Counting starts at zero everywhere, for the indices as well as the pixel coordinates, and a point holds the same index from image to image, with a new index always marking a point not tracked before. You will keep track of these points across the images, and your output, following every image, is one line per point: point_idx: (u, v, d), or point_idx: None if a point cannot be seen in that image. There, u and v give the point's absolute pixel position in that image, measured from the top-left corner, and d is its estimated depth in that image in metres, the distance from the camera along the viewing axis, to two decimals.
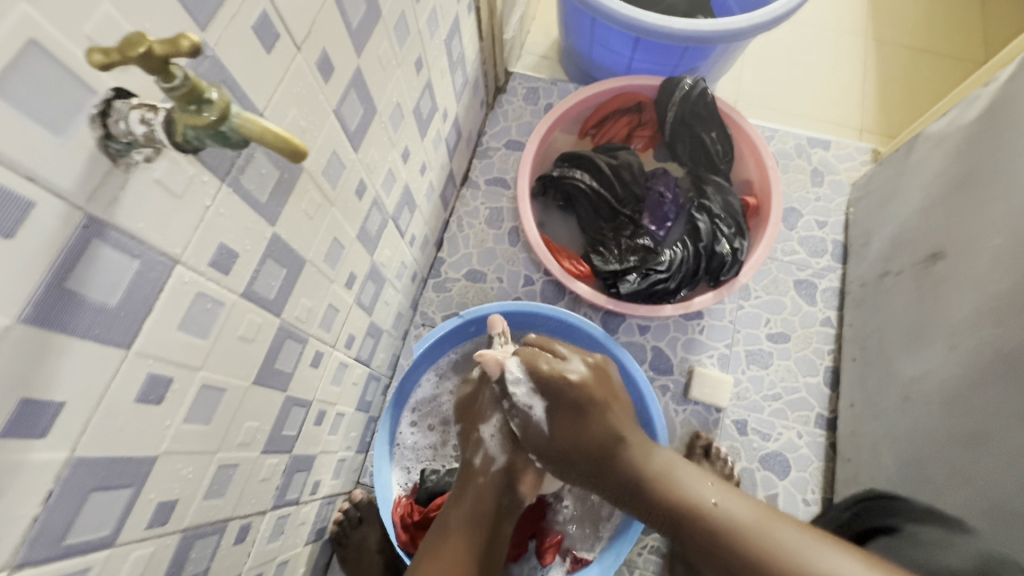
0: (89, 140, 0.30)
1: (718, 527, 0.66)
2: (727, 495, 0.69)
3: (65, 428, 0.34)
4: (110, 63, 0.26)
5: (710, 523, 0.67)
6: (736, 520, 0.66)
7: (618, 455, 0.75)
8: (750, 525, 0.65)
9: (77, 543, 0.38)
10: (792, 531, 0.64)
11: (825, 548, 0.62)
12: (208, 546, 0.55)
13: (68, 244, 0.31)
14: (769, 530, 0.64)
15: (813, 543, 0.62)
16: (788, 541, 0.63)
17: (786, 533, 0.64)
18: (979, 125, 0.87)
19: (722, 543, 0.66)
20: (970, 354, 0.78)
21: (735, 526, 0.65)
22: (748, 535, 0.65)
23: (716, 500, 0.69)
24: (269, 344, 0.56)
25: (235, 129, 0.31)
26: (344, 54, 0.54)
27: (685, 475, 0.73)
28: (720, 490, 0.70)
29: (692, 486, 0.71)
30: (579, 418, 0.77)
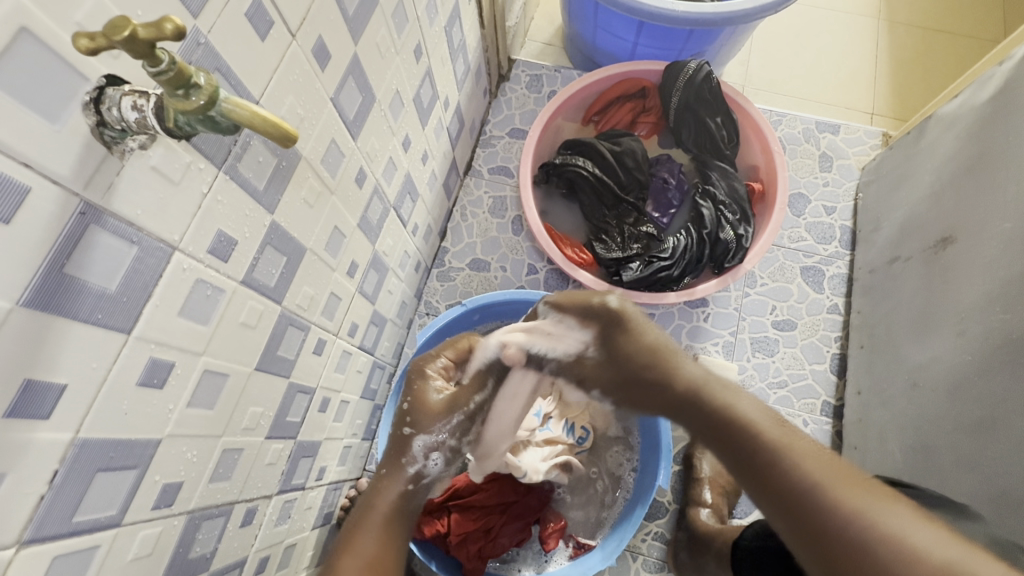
0: (83, 127, 0.31)
1: (785, 462, 0.50)
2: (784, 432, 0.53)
3: (69, 410, 0.35)
4: (96, 48, 0.27)
5: (759, 440, 0.53)
6: (794, 453, 0.51)
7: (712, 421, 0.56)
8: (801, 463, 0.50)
9: (84, 522, 0.39)
10: (877, 501, 0.46)
11: (904, 516, 0.45)
12: (215, 528, 0.56)
13: (66, 230, 0.32)
14: (829, 478, 0.48)
15: (890, 505, 0.46)
16: (864, 501, 0.46)
17: (856, 490, 0.47)
18: (993, 105, 0.85)
19: (789, 491, 0.49)
20: (979, 340, 0.77)
21: (768, 442, 0.52)
22: (790, 464, 0.50)
23: (781, 433, 0.52)
24: (270, 332, 0.57)
25: (224, 113, 0.31)
26: (341, 42, 0.54)
27: (780, 432, 0.53)
28: (792, 430, 0.53)
29: (755, 407, 0.56)
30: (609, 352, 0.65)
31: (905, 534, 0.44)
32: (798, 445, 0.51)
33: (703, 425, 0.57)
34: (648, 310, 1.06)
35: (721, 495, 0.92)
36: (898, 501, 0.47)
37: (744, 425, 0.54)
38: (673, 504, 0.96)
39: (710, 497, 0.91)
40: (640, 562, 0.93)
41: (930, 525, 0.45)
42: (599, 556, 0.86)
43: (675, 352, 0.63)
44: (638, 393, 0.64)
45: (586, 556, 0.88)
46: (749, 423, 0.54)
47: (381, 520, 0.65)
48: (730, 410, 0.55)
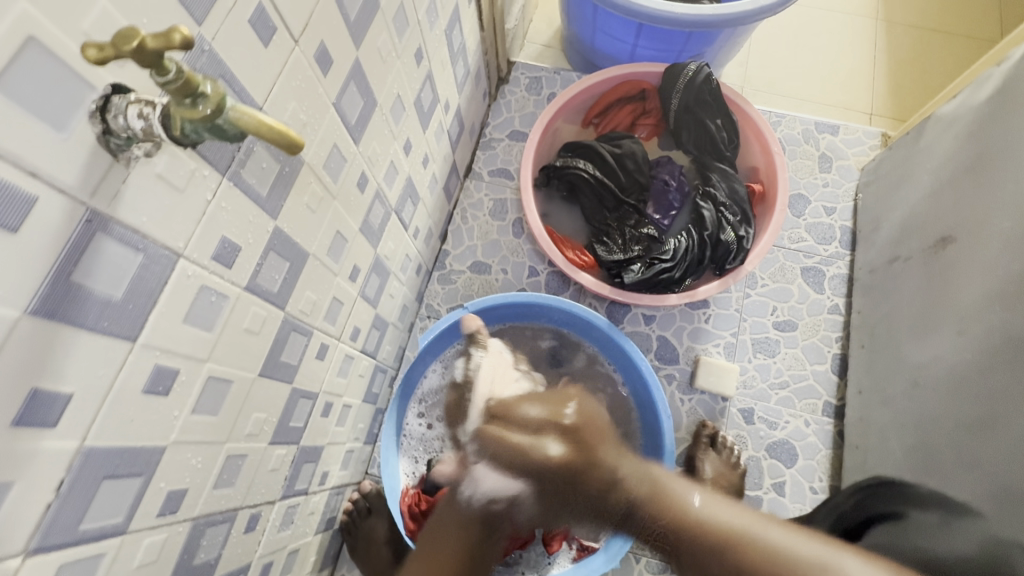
0: (90, 135, 0.31)
1: (718, 526, 0.64)
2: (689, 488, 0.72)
3: (75, 418, 0.35)
4: (105, 58, 0.27)
5: (691, 518, 0.66)
6: (728, 527, 0.63)
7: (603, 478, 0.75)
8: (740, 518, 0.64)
9: (90, 530, 0.39)
10: (825, 554, 0.58)
11: (840, 556, 0.58)
12: (219, 535, 0.56)
13: (72, 238, 0.31)
14: (759, 533, 0.61)
15: (825, 549, 0.59)
16: (833, 562, 0.57)
17: (781, 536, 0.61)
18: (990, 106, 0.85)
19: (749, 564, 0.59)
20: (978, 339, 0.77)
21: (723, 529, 0.63)
22: (734, 536, 0.62)
23: (702, 505, 0.67)
24: (274, 337, 0.57)
25: (231, 121, 0.31)
26: (343, 47, 0.54)
27: (675, 483, 0.74)
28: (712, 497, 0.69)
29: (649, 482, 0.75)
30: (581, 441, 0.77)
31: (851, 575, 0.55)
32: (716, 510, 0.65)
33: (641, 511, 0.73)
34: (649, 312, 1.07)
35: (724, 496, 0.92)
36: (821, 540, 0.61)
37: (689, 513, 0.66)
38: None
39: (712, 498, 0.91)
40: (644, 564, 0.93)
41: (850, 555, 0.58)
42: (602, 558, 0.86)
43: (604, 451, 0.77)
44: (567, 499, 0.80)
45: (589, 558, 0.88)
46: (683, 505, 0.68)
47: (455, 531, 0.82)
48: (681, 505, 0.69)
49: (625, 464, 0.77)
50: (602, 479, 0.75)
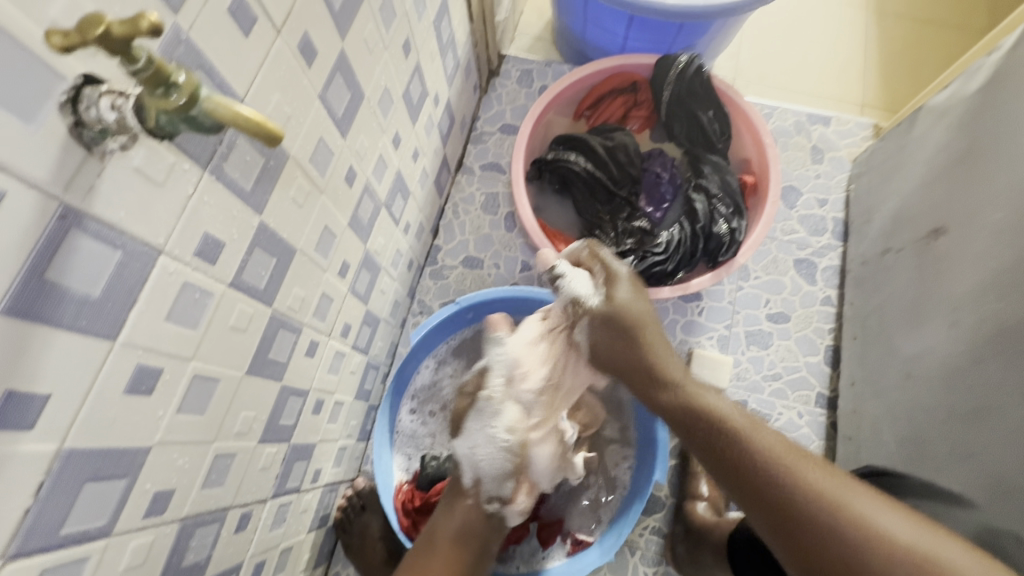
0: (61, 128, 0.30)
1: (757, 450, 0.57)
2: (767, 430, 0.60)
3: (53, 420, 0.34)
4: (69, 46, 0.26)
5: (737, 442, 0.59)
6: (771, 453, 0.57)
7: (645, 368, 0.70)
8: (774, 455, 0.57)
9: (72, 534, 0.38)
10: (846, 488, 0.52)
11: (874, 502, 0.51)
12: (209, 535, 0.55)
13: (45, 235, 0.31)
14: (797, 465, 0.55)
15: (858, 490, 0.52)
16: (860, 507, 0.51)
17: (817, 471, 0.54)
18: (982, 96, 0.85)
19: (784, 506, 0.54)
20: (971, 329, 0.77)
21: (742, 433, 0.59)
22: (778, 466, 0.56)
23: (746, 426, 0.60)
24: (261, 334, 0.56)
25: (206, 112, 0.31)
26: (328, 38, 0.53)
27: (727, 403, 0.64)
28: (759, 423, 0.61)
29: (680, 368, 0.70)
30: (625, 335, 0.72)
31: (875, 517, 0.50)
32: (764, 437, 0.58)
33: (682, 422, 0.65)
34: None
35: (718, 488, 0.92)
36: (859, 484, 0.54)
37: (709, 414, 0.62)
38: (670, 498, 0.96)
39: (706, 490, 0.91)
40: (638, 557, 0.93)
41: (888, 505, 0.51)
42: (596, 552, 0.86)
43: (651, 330, 0.72)
44: (622, 372, 0.74)
45: (584, 552, 0.88)
46: (731, 426, 0.60)
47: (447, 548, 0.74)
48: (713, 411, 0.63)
49: (657, 338, 0.72)
50: (642, 355, 0.71)
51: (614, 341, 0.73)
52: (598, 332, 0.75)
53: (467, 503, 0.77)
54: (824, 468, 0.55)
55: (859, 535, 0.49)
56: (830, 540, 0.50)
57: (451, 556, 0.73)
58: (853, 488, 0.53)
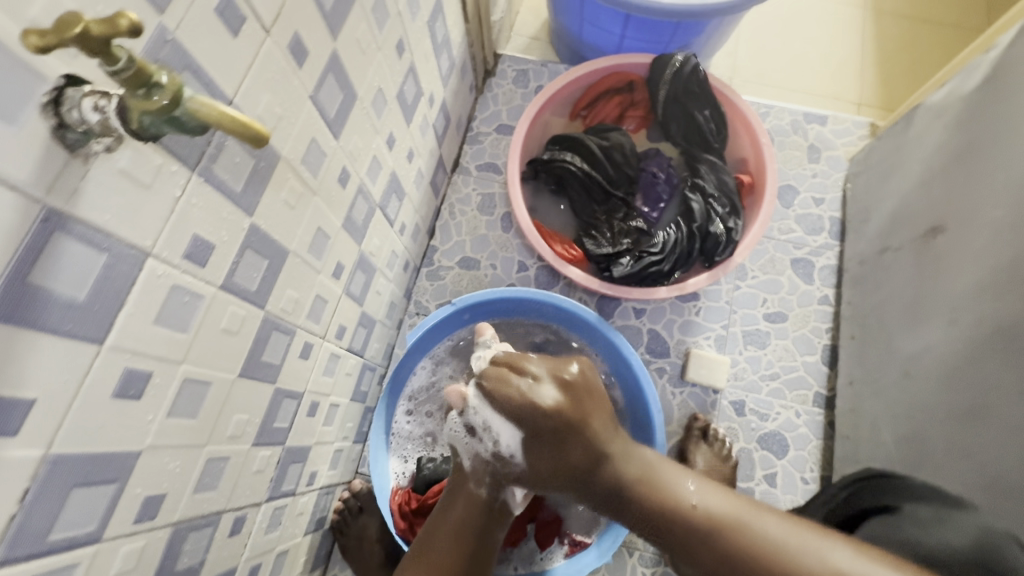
0: (43, 130, 0.30)
1: (715, 530, 0.63)
2: (692, 479, 0.69)
3: (39, 426, 0.34)
4: (47, 47, 0.25)
5: (689, 522, 0.65)
6: (722, 526, 0.63)
7: (604, 479, 0.70)
8: (728, 528, 0.63)
9: (61, 540, 0.38)
10: (785, 532, 0.60)
11: (816, 541, 0.59)
12: (202, 539, 0.55)
13: (28, 237, 0.30)
14: (746, 524, 0.62)
15: (799, 533, 0.60)
16: (807, 545, 0.59)
17: (764, 533, 0.61)
18: (979, 94, 0.85)
19: (742, 568, 0.60)
20: (969, 329, 0.77)
21: (698, 527, 0.64)
22: (727, 530, 0.62)
23: (697, 496, 0.67)
24: (254, 337, 0.55)
25: (189, 113, 0.30)
26: (319, 38, 0.52)
27: (664, 467, 0.71)
28: (696, 479, 0.68)
29: (632, 454, 0.71)
30: (558, 448, 0.69)
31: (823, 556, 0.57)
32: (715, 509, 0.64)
33: (632, 501, 0.69)
34: (640, 306, 1.06)
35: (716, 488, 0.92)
36: (798, 523, 0.62)
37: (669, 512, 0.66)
38: None
39: None
40: (636, 558, 0.93)
41: (815, 535, 0.60)
42: (594, 554, 0.86)
43: (595, 422, 0.70)
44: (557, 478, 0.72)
45: (582, 554, 0.88)
46: (678, 508, 0.66)
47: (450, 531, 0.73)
48: (660, 496, 0.68)
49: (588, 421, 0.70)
50: (587, 446, 0.69)
51: (549, 453, 0.69)
52: (531, 451, 0.70)
53: (469, 489, 0.75)
54: (779, 517, 0.63)
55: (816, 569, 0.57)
56: None
57: (452, 546, 0.72)
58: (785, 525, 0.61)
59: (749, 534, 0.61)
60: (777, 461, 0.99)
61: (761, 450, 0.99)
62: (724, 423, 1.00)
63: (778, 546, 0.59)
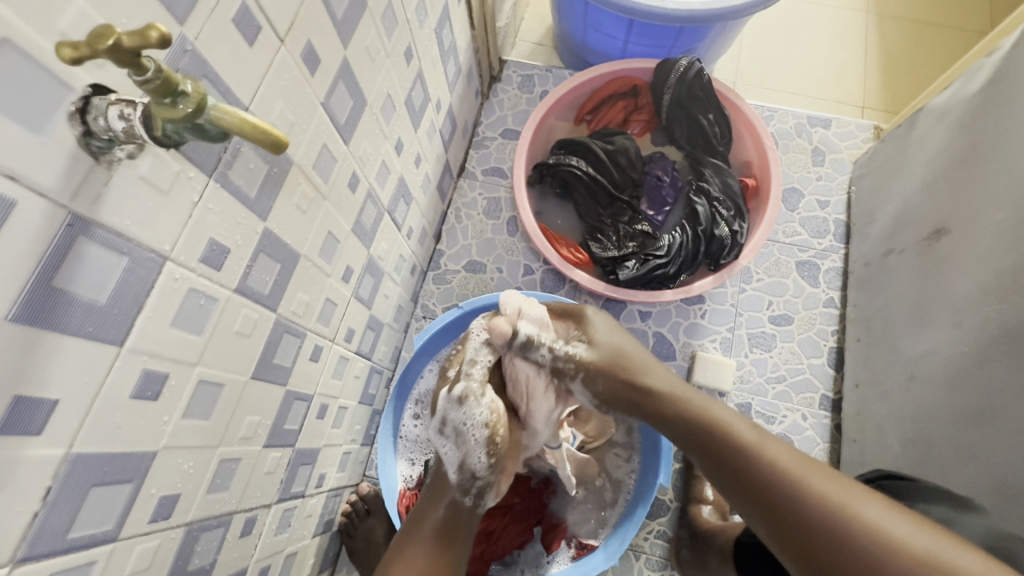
0: (69, 137, 0.31)
1: (768, 464, 0.56)
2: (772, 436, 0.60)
3: (61, 426, 0.35)
4: (80, 58, 0.26)
5: (743, 445, 0.59)
6: (779, 462, 0.56)
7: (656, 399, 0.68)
8: (774, 462, 0.57)
9: (79, 538, 0.38)
10: (849, 495, 0.52)
11: (882, 513, 0.50)
12: (214, 540, 0.55)
13: (53, 243, 0.31)
14: (808, 478, 0.54)
15: (865, 500, 0.51)
16: (859, 510, 0.51)
17: (826, 486, 0.53)
18: (982, 97, 0.86)
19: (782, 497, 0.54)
20: (975, 331, 0.77)
21: (737, 445, 0.59)
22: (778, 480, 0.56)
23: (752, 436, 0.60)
24: (266, 340, 0.56)
25: (212, 120, 0.31)
26: (330, 46, 0.53)
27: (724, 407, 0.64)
28: (768, 434, 0.60)
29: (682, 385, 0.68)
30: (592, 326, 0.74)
31: (882, 527, 0.49)
32: (777, 453, 0.57)
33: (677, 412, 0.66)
34: (645, 309, 1.07)
35: None
36: (861, 491, 0.53)
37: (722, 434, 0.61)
38: (675, 501, 0.96)
39: (711, 494, 0.91)
40: (643, 561, 0.93)
41: (882, 505, 0.51)
42: (601, 557, 0.86)
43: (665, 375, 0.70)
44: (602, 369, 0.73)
45: (589, 556, 0.88)
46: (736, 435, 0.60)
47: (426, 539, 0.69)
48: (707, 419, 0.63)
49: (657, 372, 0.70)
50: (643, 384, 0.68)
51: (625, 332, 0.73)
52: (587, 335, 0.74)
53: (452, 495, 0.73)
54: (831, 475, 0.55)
55: (864, 536, 0.49)
56: (838, 547, 0.50)
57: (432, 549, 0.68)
58: (856, 495, 0.52)
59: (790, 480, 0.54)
60: None
61: None
62: None
63: (827, 506, 0.52)
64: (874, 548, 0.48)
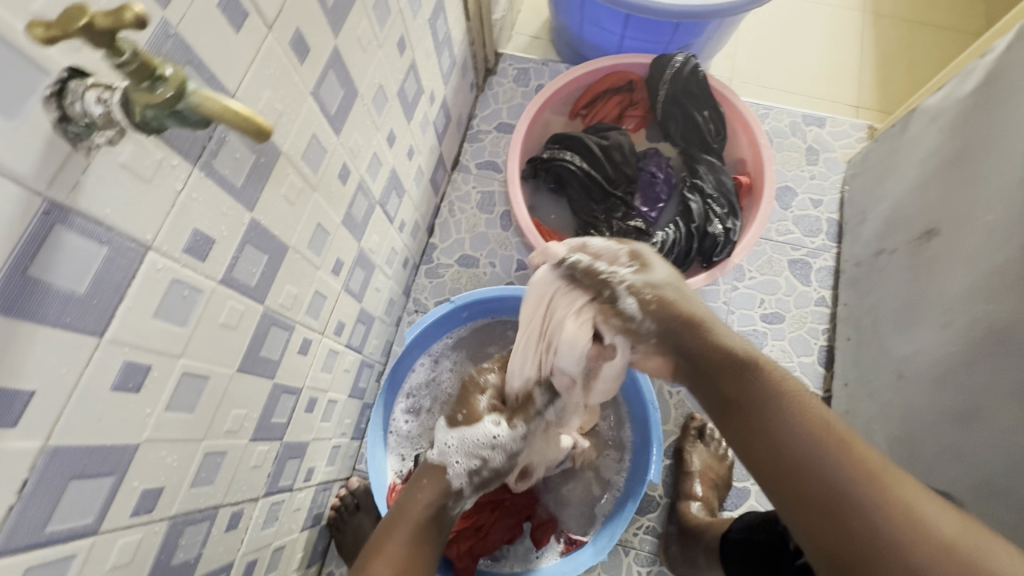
0: (45, 122, 0.30)
1: (799, 422, 0.50)
2: (806, 397, 0.52)
3: (37, 418, 0.34)
4: (52, 38, 0.25)
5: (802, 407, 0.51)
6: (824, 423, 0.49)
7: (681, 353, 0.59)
8: (812, 424, 0.49)
9: (58, 532, 0.38)
10: (894, 478, 0.45)
11: (908, 481, 0.45)
12: (198, 533, 0.55)
13: (29, 230, 0.30)
14: (851, 451, 0.47)
15: (905, 477, 0.46)
16: (905, 493, 0.44)
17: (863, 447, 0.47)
18: (975, 98, 0.86)
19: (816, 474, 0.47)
20: (962, 331, 0.78)
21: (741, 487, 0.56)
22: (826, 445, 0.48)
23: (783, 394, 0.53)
24: (253, 332, 0.55)
25: (192, 107, 0.30)
26: (320, 35, 0.52)
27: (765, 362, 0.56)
28: (799, 388, 0.53)
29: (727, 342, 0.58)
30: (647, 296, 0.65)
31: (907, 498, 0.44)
32: (810, 400, 0.52)
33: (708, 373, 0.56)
34: None
35: (711, 488, 0.92)
36: (904, 472, 0.46)
37: (724, 364, 0.56)
38: (664, 498, 0.96)
39: (700, 490, 0.91)
40: (632, 556, 0.93)
41: (930, 494, 0.45)
42: (591, 551, 0.86)
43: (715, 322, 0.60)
44: (642, 341, 0.62)
45: (578, 552, 0.88)
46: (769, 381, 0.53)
47: (414, 522, 0.65)
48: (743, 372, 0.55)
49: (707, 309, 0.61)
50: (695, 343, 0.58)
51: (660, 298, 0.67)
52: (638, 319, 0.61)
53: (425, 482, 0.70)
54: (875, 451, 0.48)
55: (904, 525, 0.43)
56: (869, 531, 0.43)
57: (409, 542, 0.63)
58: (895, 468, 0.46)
59: (826, 448, 0.47)
60: None
61: None
62: None
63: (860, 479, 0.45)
64: (889, 519, 0.43)
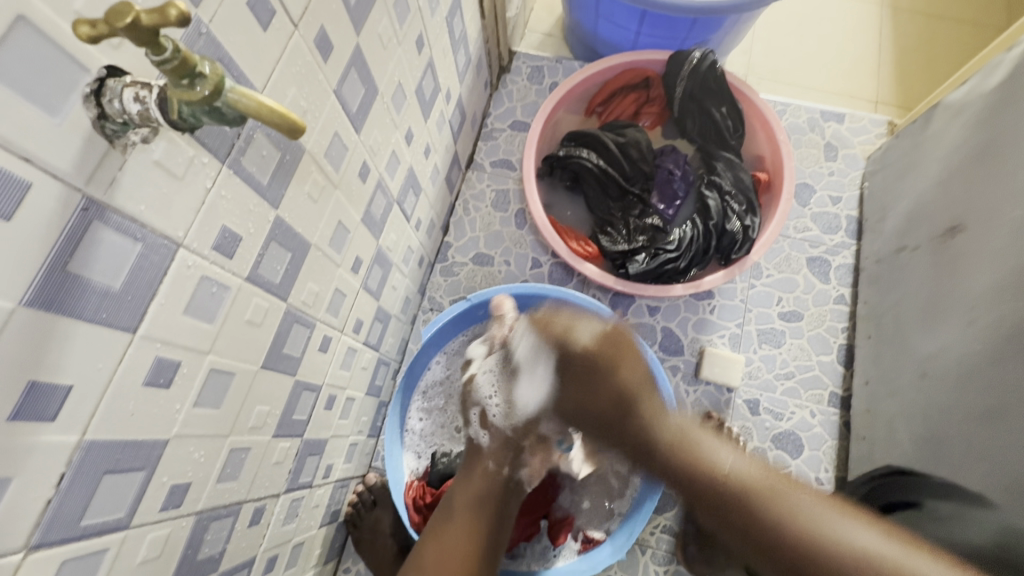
0: (84, 119, 0.30)
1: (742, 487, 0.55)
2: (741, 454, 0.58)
3: (74, 412, 0.34)
4: (98, 35, 0.26)
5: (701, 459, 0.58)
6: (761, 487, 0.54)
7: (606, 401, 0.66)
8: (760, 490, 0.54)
9: (93, 525, 0.38)
10: (823, 514, 0.51)
11: (846, 519, 0.51)
12: (223, 529, 0.55)
13: (68, 227, 0.31)
14: (784, 497, 0.54)
15: (837, 515, 0.51)
16: (838, 526, 0.50)
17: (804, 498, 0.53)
18: (1002, 91, 0.84)
19: (779, 539, 0.51)
20: (988, 329, 0.76)
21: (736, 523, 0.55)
22: (762, 500, 0.54)
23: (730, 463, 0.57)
24: (276, 330, 0.56)
25: (230, 103, 0.30)
26: (343, 33, 0.52)
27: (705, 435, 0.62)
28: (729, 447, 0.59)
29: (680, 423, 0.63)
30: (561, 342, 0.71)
31: (864, 548, 0.48)
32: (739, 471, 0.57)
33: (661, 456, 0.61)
34: (654, 303, 1.06)
35: None
36: (837, 506, 0.53)
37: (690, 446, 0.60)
38: None
39: None
40: (649, 555, 0.93)
41: (859, 522, 0.51)
42: (609, 549, 0.86)
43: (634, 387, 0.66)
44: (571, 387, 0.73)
45: (595, 550, 0.88)
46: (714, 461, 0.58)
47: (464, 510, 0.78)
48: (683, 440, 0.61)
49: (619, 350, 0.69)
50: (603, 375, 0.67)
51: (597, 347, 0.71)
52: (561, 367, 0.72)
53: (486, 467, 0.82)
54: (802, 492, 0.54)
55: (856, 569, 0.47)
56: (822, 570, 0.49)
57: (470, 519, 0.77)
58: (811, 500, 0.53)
59: (768, 499, 0.54)
60: (791, 461, 0.98)
61: (776, 449, 0.99)
62: (737, 422, 1.00)
63: (804, 522, 0.51)
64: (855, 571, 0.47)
